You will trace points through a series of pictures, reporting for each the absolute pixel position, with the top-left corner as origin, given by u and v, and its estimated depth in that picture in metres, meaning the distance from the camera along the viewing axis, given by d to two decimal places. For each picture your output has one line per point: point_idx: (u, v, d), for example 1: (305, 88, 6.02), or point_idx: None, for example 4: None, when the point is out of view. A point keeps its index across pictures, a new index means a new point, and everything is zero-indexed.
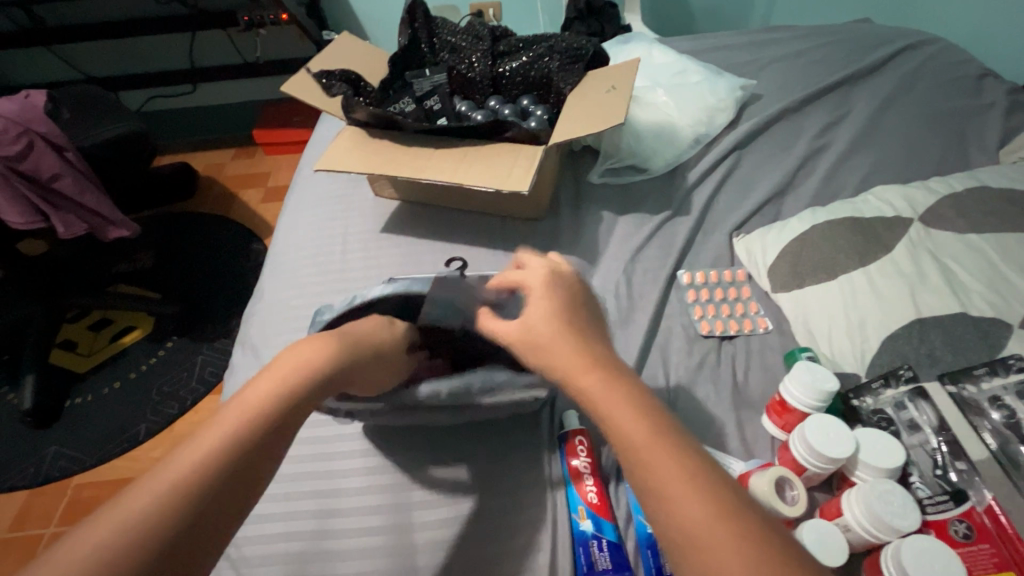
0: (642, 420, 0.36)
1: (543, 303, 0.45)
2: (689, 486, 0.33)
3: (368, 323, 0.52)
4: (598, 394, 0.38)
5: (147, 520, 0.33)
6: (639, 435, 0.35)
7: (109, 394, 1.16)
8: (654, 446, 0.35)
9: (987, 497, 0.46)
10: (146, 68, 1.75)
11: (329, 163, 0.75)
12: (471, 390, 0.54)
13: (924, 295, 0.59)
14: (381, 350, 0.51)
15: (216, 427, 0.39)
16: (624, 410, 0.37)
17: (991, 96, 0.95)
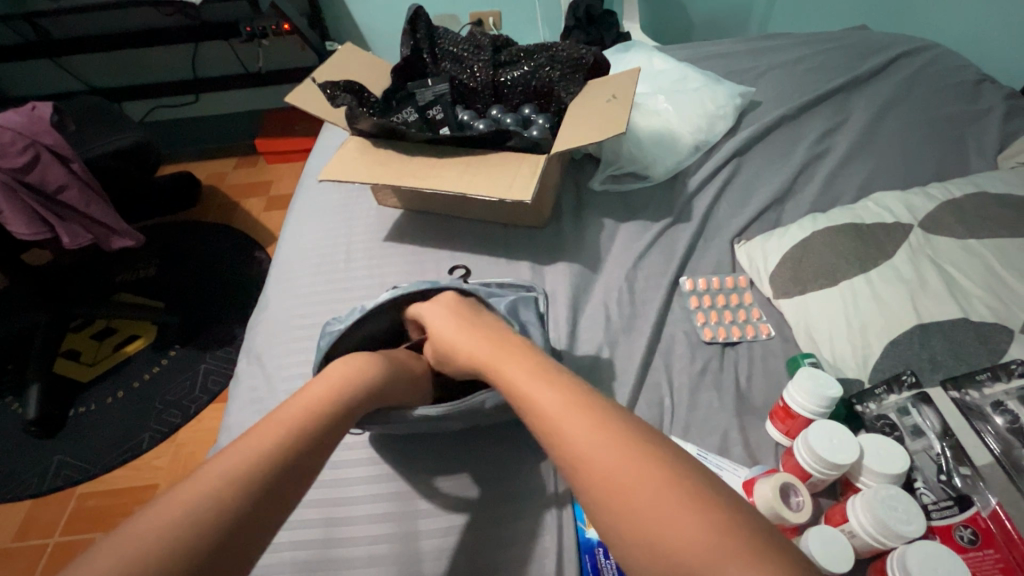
0: (562, 399, 0.40)
1: (448, 311, 0.57)
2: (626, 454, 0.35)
3: (403, 355, 0.60)
4: (521, 386, 0.44)
5: (189, 518, 0.35)
6: (558, 412, 0.39)
7: (112, 404, 1.17)
8: (572, 419, 0.38)
9: (992, 502, 0.46)
10: (150, 79, 1.76)
11: (335, 174, 0.76)
12: (484, 406, 0.55)
13: (925, 301, 0.60)
14: (413, 380, 0.58)
15: (263, 430, 0.42)
16: (546, 394, 0.41)
17: (989, 101, 0.96)
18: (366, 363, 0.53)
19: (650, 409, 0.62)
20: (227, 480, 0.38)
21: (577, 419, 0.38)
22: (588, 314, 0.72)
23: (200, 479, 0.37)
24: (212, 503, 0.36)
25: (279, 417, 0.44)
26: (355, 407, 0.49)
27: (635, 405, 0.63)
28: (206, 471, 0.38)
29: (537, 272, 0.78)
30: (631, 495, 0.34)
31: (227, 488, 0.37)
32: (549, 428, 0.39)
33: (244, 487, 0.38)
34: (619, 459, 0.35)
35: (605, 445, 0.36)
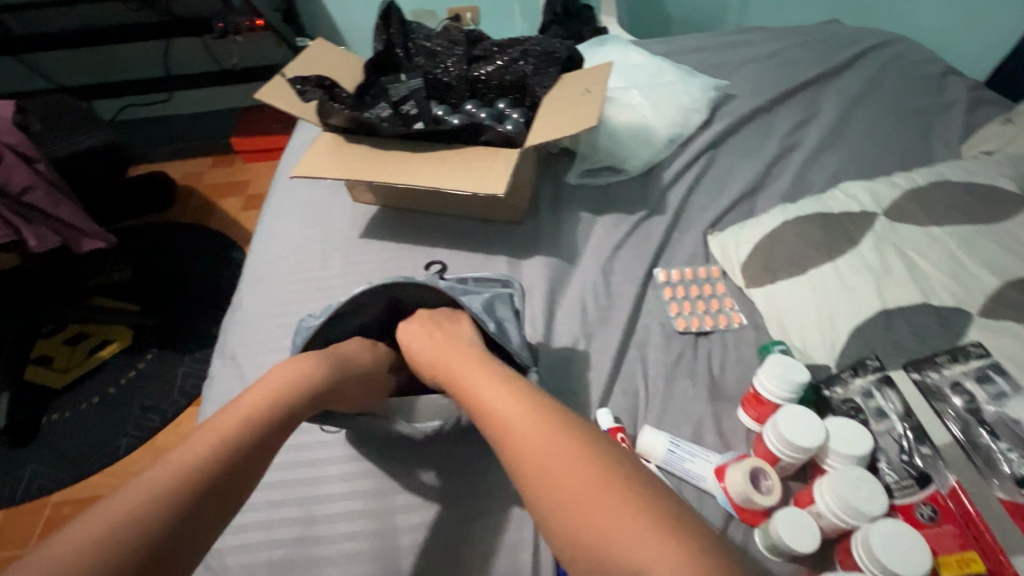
0: (520, 406, 0.43)
1: (423, 325, 0.59)
2: (573, 457, 0.38)
3: (354, 347, 0.59)
4: (483, 393, 0.47)
5: (130, 519, 0.36)
6: (515, 418, 0.42)
7: (87, 409, 1.14)
8: (529, 424, 0.41)
9: (950, 480, 0.47)
10: (120, 76, 1.72)
11: (308, 169, 0.75)
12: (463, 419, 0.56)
13: (889, 286, 0.61)
14: (369, 376, 0.57)
15: (205, 438, 0.43)
16: (505, 399, 0.44)
17: (954, 93, 0.99)
18: (314, 360, 0.53)
19: (626, 399, 0.63)
20: (164, 489, 0.38)
21: (534, 426, 0.41)
22: (564, 307, 0.72)
23: (133, 489, 0.38)
24: (145, 513, 0.37)
25: (221, 423, 0.45)
26: (302, 409, 0.49)
27: (611, 395, 0.64)
28: (140, 481, 0.38)
29: (514, 266, 0.78)
30: (572, 495, 0.37)
31: (163, 498, 0.38)
32: (504, 431, 0.42)
33: (181, 496, 0.39)
34: (571, 468, 0.38)
35: (556, 449, 0.39)
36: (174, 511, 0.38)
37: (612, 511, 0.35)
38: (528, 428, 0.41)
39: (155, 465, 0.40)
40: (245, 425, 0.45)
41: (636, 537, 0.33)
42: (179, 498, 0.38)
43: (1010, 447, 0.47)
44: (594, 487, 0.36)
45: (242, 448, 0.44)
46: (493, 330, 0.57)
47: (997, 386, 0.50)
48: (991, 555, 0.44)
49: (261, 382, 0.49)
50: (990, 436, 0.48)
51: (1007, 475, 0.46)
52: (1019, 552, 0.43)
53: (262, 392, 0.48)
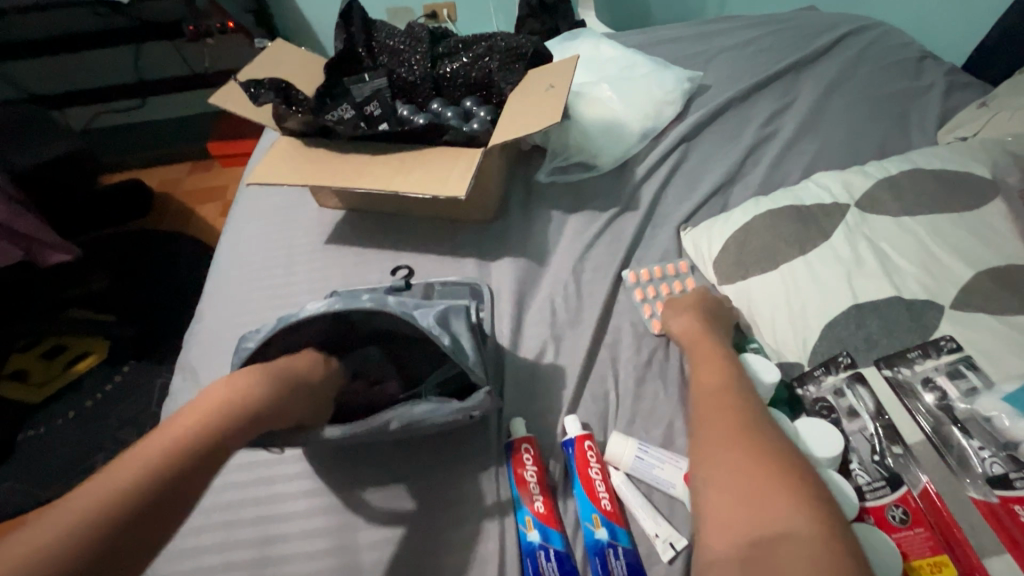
0: (723, 380, 0.50)
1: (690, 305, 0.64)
2: (726, 421, 0.45)
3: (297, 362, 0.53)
4: (704, 366, 0.54)
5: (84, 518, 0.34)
6: (712, 388, 0.50)
7: (62, 425, 1.12)
8: (717, 393, 0.49)
9: (921, 480, 0.47)
10: (91, 83, 1.68)
11: (264, 176, 0.73)
12: (388, 427, 0.51)
13: (860, 279, 0.59)
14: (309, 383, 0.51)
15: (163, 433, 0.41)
16: (713, 375, 0.52)
17: (930, 78, 0.97)
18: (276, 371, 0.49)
19: (596, 403, 0.62)
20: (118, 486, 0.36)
21: (717, 397, 0.48)
22: (534, 310, 0.70)
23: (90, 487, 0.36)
24: (99, 509, 0.35)
25: (183, 417, 0.43)
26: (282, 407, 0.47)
27: (580, 401, 0.62)
28: (100, 477, 0.37)
29: (483, 269, 0.76)
30: (715, 441, 0.43)
31: (117, 497, 0.36)
32: (700, 394, 0.50)
33: (137, 488, 0.37)
34: (722, 424, 0.45)
35: (721, 413, 0.46)
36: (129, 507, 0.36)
37: (748, 478, 0.39)
38: (719, 403, 0.47)
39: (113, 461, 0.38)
40: (209, 415, 0.43)
41: (764, 501, 0.37)
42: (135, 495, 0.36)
43: (983, 445, 0.46)
44: (739, 453, 0.41)
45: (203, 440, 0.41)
46: (448, 346, 0.53)
47: (969, 381, 0.49)
48: (961, 556, 0.43)
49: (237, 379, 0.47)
50: (962, 433, 0.47)
51: (979, 474, 0.45)
52: (991, 554, 0.42)
53: (239, 383, 0.46)
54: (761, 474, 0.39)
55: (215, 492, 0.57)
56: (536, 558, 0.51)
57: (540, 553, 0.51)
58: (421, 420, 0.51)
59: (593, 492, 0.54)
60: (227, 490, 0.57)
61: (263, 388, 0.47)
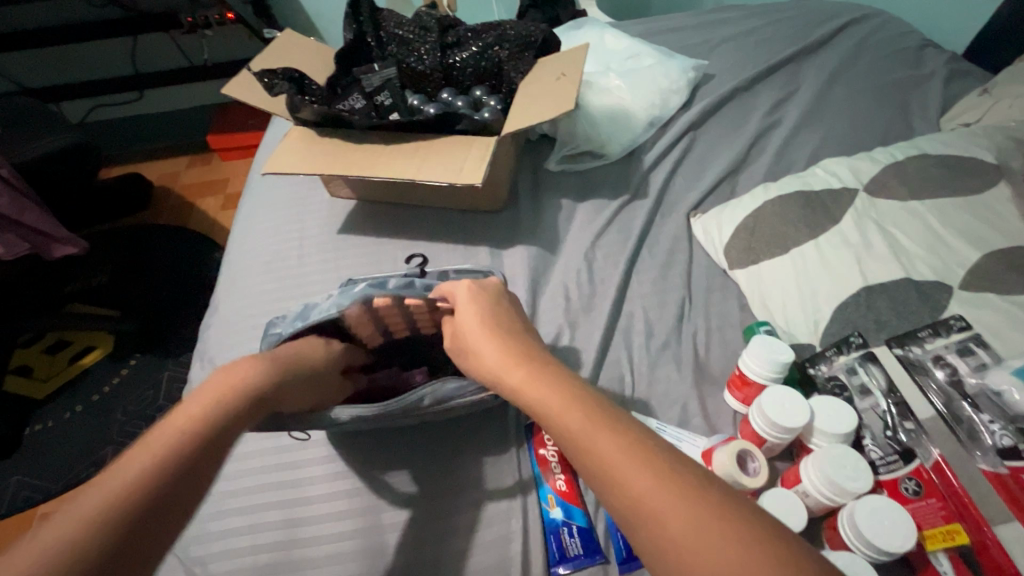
0: (553, 387, 0.41)
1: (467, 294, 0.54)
2: (605, 432, 0.36)
3: (303, 348, 0.54)
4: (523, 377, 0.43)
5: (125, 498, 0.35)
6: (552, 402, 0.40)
7: (70, 419, 1.12)
8: (560, 403, 0.39)
9: (933, 453, 0.48)
10: (87, 76, 1.66)
11: (278, 166, 0.73)
12: (423, 403, 0.53)
13: (870, 262, 0.61)
14: (316, 370, 0.54)
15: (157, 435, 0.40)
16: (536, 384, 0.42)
17: (932, 66, 0.99)
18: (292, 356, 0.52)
19: (611, 386, 0.63)
20: (146, 471, 0.37)
21: (568, 406, 0.39)
22: (547, 296, 0.71)
23: (98, 488, 0.35)
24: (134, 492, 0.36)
25: (169, 423, 0.41)
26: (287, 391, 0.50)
27: (596, 384, 0.63)
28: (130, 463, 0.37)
29: (496, 257, 0.77)
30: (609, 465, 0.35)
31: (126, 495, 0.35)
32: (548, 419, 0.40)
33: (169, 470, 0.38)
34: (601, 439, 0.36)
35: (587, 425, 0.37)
36: (142, 504, 0.36)
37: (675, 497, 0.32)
38: (571, 419, 0.38)
39: (114, 463, 0.38)
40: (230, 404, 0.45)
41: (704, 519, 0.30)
42: (144, 492, 0.36)
43: (992, 418, 0.47)
44: (639, 470, 0.33)
45: (201, 435, 0.41)
46: None
47: (979, 357, 0.50)
48: (974, 526, 0.44)
49: (241, 365, 0.49)
50: (972, 408, 0.48)
51: (988, 446, 0.46)
52: (1001, 523, 0.43)
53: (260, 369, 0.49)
54: (672, 482, 0.32)
55: (240, 476, 0.58)
56: (560, 534, 0.53)
57: (563, 529, 0.53)
58: (452, 398, 0.53)
59: None
60: (252, 474, 0.58)
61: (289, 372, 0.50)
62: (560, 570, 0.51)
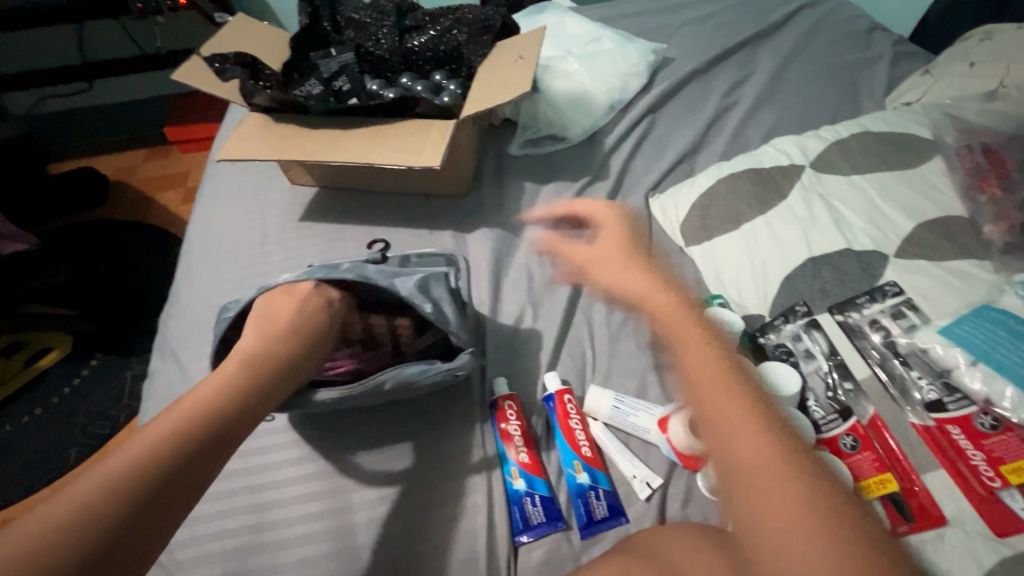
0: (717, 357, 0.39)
1: (662, 275, 0.51)
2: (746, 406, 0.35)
3: (302, 314, 0.53)
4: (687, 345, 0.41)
5: (89, 510, 0.34)
6: (705, 368, 0.38)
7: (29, 423, 1.08)
8: (713, 369, 0.37)
9: (869, 410, 0.52)
10: (30, 65, 1.58)
11: (234, 152, 0.72)
12: (383, 387, 0.54)
13: (816, 234, 0.64)
14: (307, 343, 0.52)
15: (133, 442, 0.39)
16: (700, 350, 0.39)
17: (879, 48, 1.03)
18: (280, 340, 0.51)
19: (573, 362, 0.64)
20: (117, 479, 0.36)
21: (718, 374, 0.37)
22: (511, 278, 0.72)
23: (65, 495, 0.35)
24: (105, 501, 0.35)
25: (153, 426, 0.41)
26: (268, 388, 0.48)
27: (558, 359, 0.65)
28: (106, 465, 0.37)
29: (459, 240, 0.77)
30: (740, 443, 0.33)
31: (106, 499, 0.35)
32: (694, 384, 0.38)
33: (139, 481, 0.37)
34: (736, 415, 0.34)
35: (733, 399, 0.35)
36: (105, 523, 0.35)
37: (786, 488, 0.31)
38: (722, 394, 0.36)
39: (88, 470, 0.37)
40: (207, 406, 0.43)
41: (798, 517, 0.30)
42: (113, 503, 0.35)
43: (921, 374, 0.52)
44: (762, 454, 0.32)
45: (182, 449, 0.40)
46: (431, 314, 0.57)
47: (910, 319, 0.54)
48: (904, 476, 0.47)
49: (223, 367, 0.47)
50: (903, 366, 0.53)
51: (917, 401, 0.51)
52: (929, 470, 0.47)
53: (237, 367, 0.47)
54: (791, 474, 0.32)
55: None
56: (523, 504, 0.54)
57: (526, 499, 0.55)
58: (413, 380, 0.55)
59: (574, 440, 0.57)
60: None
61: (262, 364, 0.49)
62: (524, 538, 0.53)
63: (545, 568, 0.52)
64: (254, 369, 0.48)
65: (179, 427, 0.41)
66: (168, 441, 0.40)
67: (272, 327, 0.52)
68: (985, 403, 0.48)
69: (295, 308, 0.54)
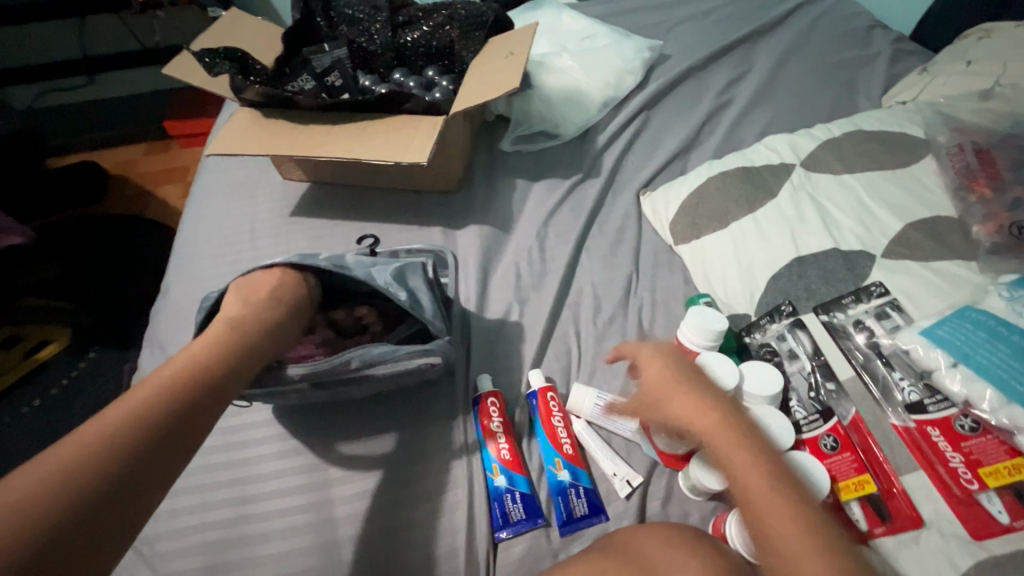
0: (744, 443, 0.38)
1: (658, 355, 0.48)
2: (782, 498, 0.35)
3: (282, 288, 0.54)
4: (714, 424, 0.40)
5: (56, 484, 0.33)
6: (741, 456, 0.37)
7: (27, 414, 1.09)
8: (749, 458, 0.37)
9: (851, 411, 0.52)
10: (32, 59, 1.59)
11: (221, 147, 0.72)
12: (350, 366, 0.53)
13: (802, 234, 0.63)
14: (283, 308, 0.53)
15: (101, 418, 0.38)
16: (731, 438, 0.39)
17: (878, 46, 1.02)
18: (265, 308, 0.51)
19: (559, 359, 0.64)
20: (87, 452, 0.35)
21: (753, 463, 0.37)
22: (499, 275, 0.72)
23: (28, 472, 0.33)
24: (73, 475, 0.34)
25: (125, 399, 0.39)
26: (240, 368, 0.47)
27: (544, 357, 0.65)
28: (72, 441, 0.36)
29: (449, 236, 0.77)
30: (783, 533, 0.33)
31: (72, 474, 0.34)
32: (734, 474, 0.37)
33: (113, 453, 0.36)
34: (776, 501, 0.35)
35: (769, 490, 0.35)
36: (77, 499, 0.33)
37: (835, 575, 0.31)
38: (761, 485, 0.36)
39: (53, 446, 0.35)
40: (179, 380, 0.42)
41: None
42: (82, 478, 0.34)
43: (903, 376, 0.51)
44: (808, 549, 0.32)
45: (155, 422, 0.39)
46: (404, 301, 0.56)
47: (893, 320, 0.54)
48: (883, 477, 0.48)
49: (196, 342, 0.47)
50: (886, 367, 0.53)
51: (899, 402, 0.51)
52: (908, 471, 0.47)
53: (210, 346, 0.46)
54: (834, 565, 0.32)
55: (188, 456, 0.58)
56: (503, 500, 0.54)
57: (506, 496, 0.55)
58: (380, 361, 0.54)
59: (556, 438, 0.57)
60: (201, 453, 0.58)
61: (246, 328, 0.49)
62: (502, 535, 0.53)
63: (524, 564, 0.52)
64: (231, 343, 0.47)
65: (149, 402, 0.40)
66: (139, 415, 0.38)
67: (251, 299, 0.52)
68: (965, 405, 0.47)
69: (271, 290, 0.53)
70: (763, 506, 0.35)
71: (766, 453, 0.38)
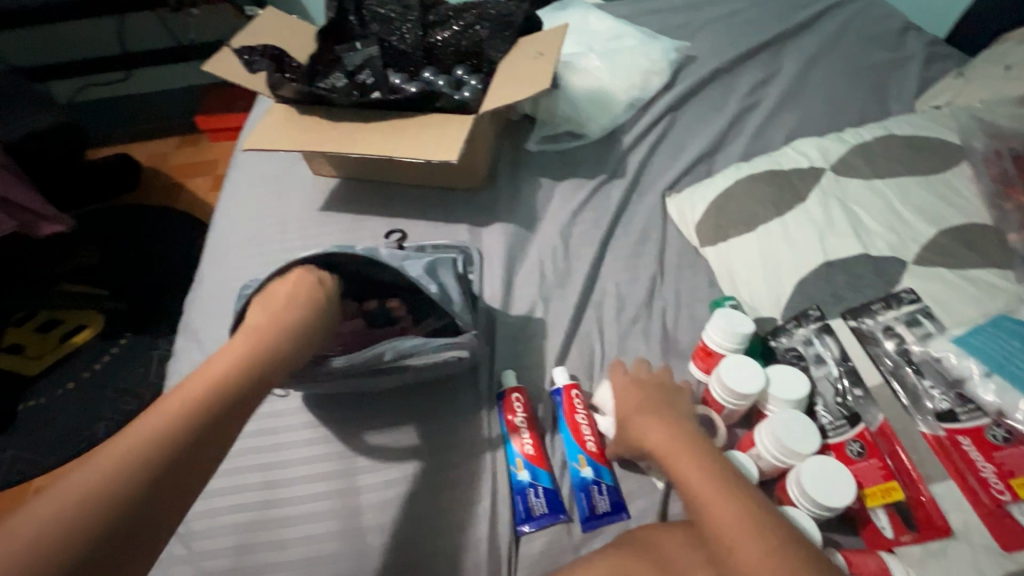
0: (706, 471, 0.44)
1: (635, 390, 0.55)
2: (742, 517, 0.40)
3: (297, 287, 0.53)
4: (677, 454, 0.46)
5: (114, 477, 0.35)
6: (701, 484, 0.43)
7: (62, 396, 1.13)
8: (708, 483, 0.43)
9: (879, 418, 0.51)
10: (72, 54, 1.64)
11: (257, 142, 0.74)
12: (384, 358, 0.55)
13: (832, 238, 0.63)
14: (314, 312, 0.53)
15: (156, 413, 0.40)
16: (693, 467, 0.44)
17: (911, 49, 1.00)
18: (300, 307, 0.52)
19: (582, 357, 0.65)
20: (142, 448, 0.37)
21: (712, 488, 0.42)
22: (523, 272, 0.73)
23: (89, 466, 0.35)
24: (127, 470, 0.36)
25: (174, 397, 0.41)
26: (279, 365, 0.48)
27: (567, 355, 0.65)
28: (130, 435, 0.38)
29: (474, 233, 0.78)
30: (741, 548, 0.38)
31: (129, 467, 0.36)
32: (696, 498, 0.43)
33: (165, 448, 0.38)
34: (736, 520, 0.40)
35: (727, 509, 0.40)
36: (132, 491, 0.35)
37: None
38: (719, 505, 0.41)
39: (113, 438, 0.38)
40: (223, 377, 0.44)
41: None
42: (138, 471, 0.36)
43: (934, 384, 0.51)
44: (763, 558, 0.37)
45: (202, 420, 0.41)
46: (436, 293, 0.58)
47: (925, 328, 0.54)
48: (910, 484, 0.47)
49: (238, 339, 0.48)
50: (916, 375, 0.52)
51: (929, 410, 0.50)
52: (936, 480, 0.47)
53: (252, 342, 0.48)
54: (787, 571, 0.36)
55: None
56: (526, 494, 0.55)
57: (529, 490, 0.56)
58: (411, 354, 0.55)
59: (580, 435, 0.58)
60: None
61: (283, 329, 0.50)
62: (525, 528, 0.54)
63: (546, 557, 0.53)
64: (271, 341, 0.49)
65: (198, 400, 0.42)
66: (189, 412, 0.41)
67: (272, 300, 0.53)
68: (998, 416, 0.47)
69: (300, 284, 0.54)
70: (723, 529, 0.40)
71: (726, 475, 0.43)
